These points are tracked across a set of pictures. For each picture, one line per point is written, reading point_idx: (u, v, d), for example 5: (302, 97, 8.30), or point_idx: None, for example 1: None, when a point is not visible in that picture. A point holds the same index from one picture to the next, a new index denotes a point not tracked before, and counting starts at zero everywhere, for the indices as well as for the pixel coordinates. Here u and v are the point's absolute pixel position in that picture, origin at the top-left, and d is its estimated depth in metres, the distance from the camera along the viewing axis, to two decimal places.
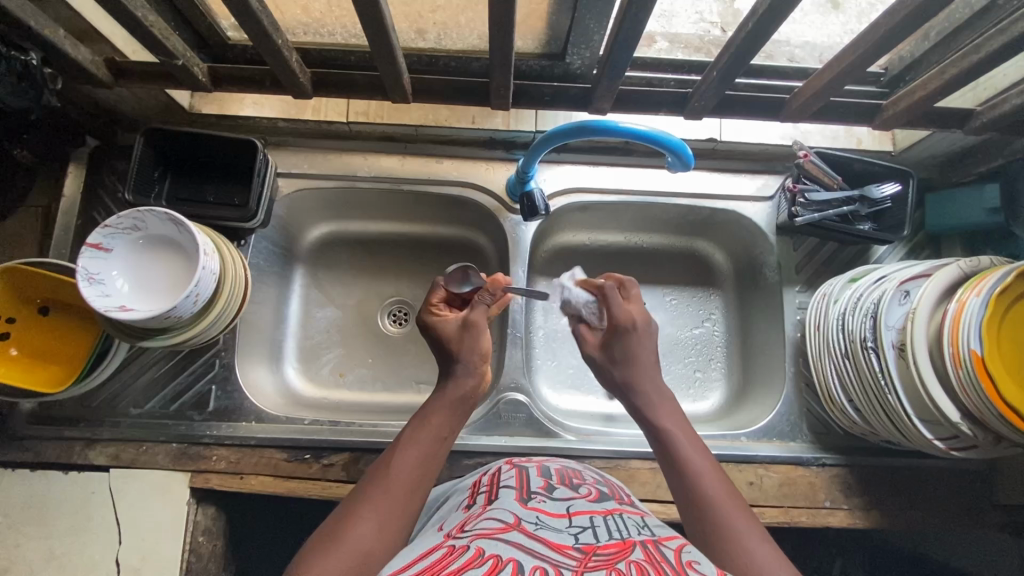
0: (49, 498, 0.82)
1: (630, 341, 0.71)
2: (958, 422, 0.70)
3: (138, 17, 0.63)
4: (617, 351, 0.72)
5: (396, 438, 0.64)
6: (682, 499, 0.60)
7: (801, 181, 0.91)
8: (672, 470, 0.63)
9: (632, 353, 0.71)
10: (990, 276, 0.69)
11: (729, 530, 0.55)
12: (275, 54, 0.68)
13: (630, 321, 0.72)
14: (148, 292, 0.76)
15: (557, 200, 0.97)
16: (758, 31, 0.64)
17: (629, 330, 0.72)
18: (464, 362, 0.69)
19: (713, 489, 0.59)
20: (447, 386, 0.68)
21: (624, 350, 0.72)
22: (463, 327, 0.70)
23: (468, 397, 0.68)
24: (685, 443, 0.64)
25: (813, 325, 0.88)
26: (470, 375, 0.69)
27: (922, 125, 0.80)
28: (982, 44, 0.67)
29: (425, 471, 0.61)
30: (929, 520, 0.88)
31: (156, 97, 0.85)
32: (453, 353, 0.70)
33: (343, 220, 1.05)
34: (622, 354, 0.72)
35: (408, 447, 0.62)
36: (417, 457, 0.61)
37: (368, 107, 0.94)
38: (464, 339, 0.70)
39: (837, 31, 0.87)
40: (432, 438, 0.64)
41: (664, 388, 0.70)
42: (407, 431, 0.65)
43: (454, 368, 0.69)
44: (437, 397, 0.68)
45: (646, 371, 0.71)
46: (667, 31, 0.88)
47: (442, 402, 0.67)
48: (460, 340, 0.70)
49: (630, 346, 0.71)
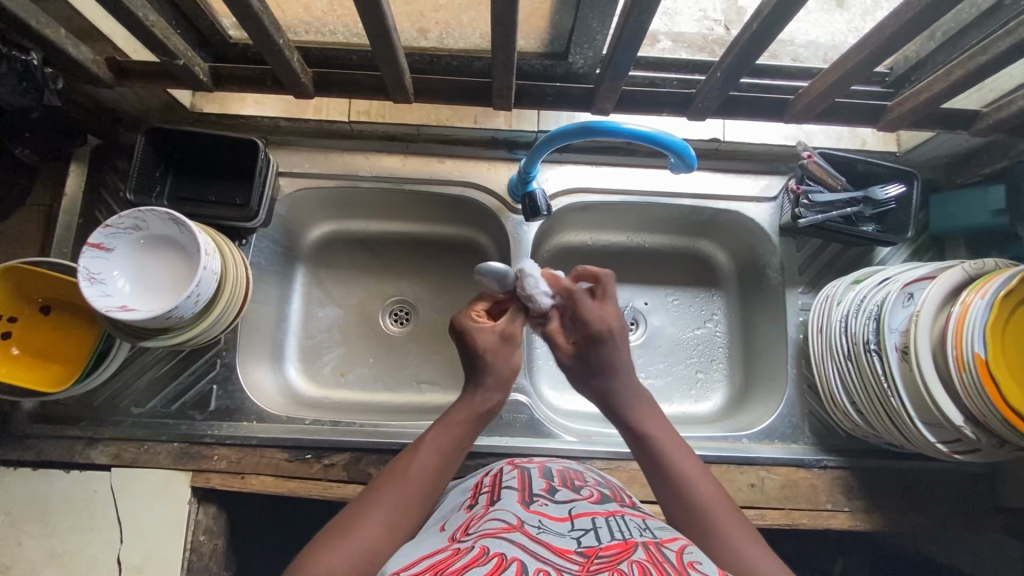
0: (51, 497, 0.83)
1: (608, 350, 0.65)
2: (961, 425, 0.69)
3: (140, 17, 0.63)
4: (594, 360, 0.65)
5: (413, 441, 0.64)
6: (674, 507, 0.60)
7: (804, 183, 0.90)
8: (662, 480, 0.61)
9: (611, 361, 0.65)
10: (994, 279, 0.68)
11: (723, 537, 0.56)
12: (277, 55, 0.68)
13: (607, 328, 0.65)
14: (152, 292, 0.76)
15: (558, 200, 0.97)
16: (763, 31, 0.64)
17: (606, 337, 0.65)
18: (496, 376, 0.66)
19: (704, 494, 0.59)
20: (475, 395, 0.65)
21: (602, 363, 0.65)
22: (501, 338, 0.66)
23: (491, 412, 0.66)
24: (668, 447, 0.63)
25: (817, 327, 0.88)
26: (494, 390, 0.65)
27: (928, 126, 0.79)
28: (989, 45, 0.66)
29: (438, 479, 0.61)
30: (930, 523, 0.88)
31: (158, 96, 0.85)
32: (485, 364, 0.65)
33: (345, 220, 1.04)
34: (598, 363, 0.65)
35: (424, 453, 0.61)
36: (431, 466, 0.61)
37: (369, 107, 0.93)
38: (502, 352, 0.66)
39: (841, 29, 0.87)
40: (450, 446, 0.63)
41: (641, 390, 0.67)
42: (426, 435, 0.64)
43: (482, 381, 0.66)
44: (460, 405, 0.65)
45: (623, 378, 0.66)
46: (669, 30, 0.88)
47: (466, 411, 0.65)
48: (496, 352, 0.66)
49: (609, 356, 0.65)
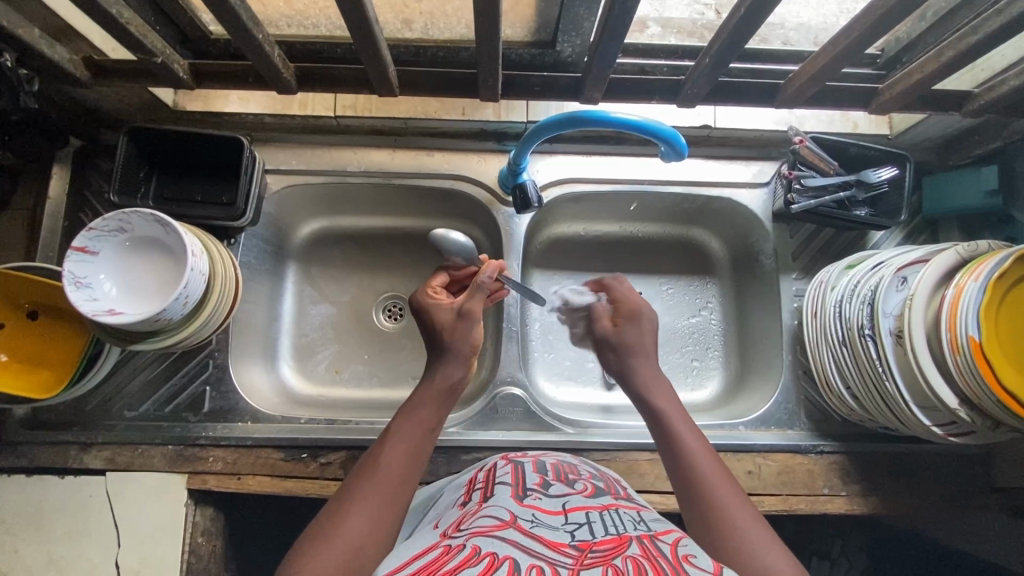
0: (48, 503, 0.82)
1: (641, 324, 0.73)
2: (956, 408, 0.69)
3: (115, 15, 0.62)
4: (631, 334, 0.72)
5: (382, 432, 0.63)
6: (681, 487, 0.60)
7: (797, 168, 0.89)
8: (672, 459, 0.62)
9: (642, 336, 0.72)
10: (989, 260, 0.68)
11: (725, 516, 0.56)
12: (256, 49, 0.66)
13: (637, 304, 0.75)
14: (136, 293, 0.75)
15: (550, 190, 0.96)
16: (751, 15, 0.63)
17: (639, 311, 0.74)
18: (453, 351, 0.67)
19: (711, 479, 0.59)
20: (434, 375, 0.66)
21: (625, 336, 0.72)
22: (458, 316, 0.68)
23: (457, 388, 0.67)
24: (679, 425, 0.64)
25: (811, 312, 0.87)
26: (453, 363, 0.67)
27: (919, 108, 0.79)
28: (980, 24, 0.65)
29: (416, 462, 0.61)
30: (926, 505, 0.88)
31: (139, 95, 0.84)
32: (443, 341, 0.67)
33: (335, 215, 1.03)
34: (635, 337, 0.71)
35: (395, 441, 0.61)
36: (405, 450, 0.61)
37: (355, 100, 0.91)
38: (459, 329, 0.67)
39: (833, 10, 0.85)
40: (420, 429, 0.63)
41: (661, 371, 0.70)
42: (392, 424, 0.64)
43: (443, 356, 0.67)
44: (424, 386, 0.66)
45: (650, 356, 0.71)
46: (659, 15, 0.86)
47: (432, 389, 0.65)
48: (453, 329, 0.68)
49: (643, 329, 0.72)
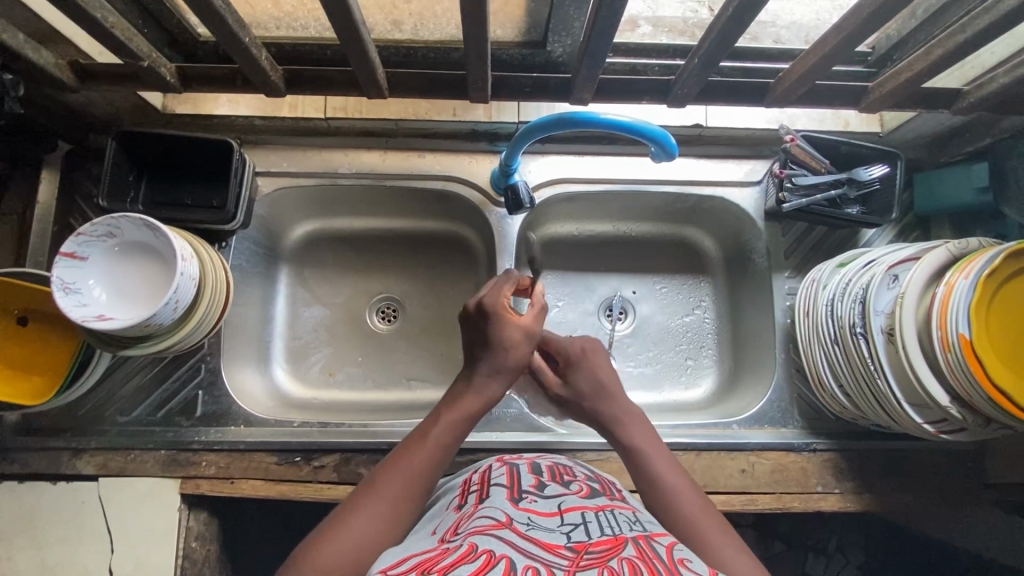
0: (39, 510, 0.82)
1: (586, 367, 0.74)
2: (947, 406, 0.69)
3: (98, 18, 0.61)
4: (587, 383, 0.72)
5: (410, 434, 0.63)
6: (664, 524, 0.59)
7: (788, 167, 0.89)
8: (652, 495, 0.61)
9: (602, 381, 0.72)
10: (979, 258, 0.68)
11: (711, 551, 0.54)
12: (243, 53, 0.66)
13: (577, 350, 0.75)
14: (127, 299, 0.74)
15: (542, 191, 0.96)
16: (740, 15, 0.62)
17: (580, 357, 0.75)
18: (495, 367, 0.65)
19: (692, 513, 0.58)
20: (473, 386, 0.65)
21: (580, 385, 0.72)
22: (527, 336, 0.67)
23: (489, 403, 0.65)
24: (657, 460, 0.64)
25: (803, 311, 0.88)
26: (494, 380, 0.65)
27: (910, 106, 0.79)
28: (968, 22, 0.65)
29: (435, 470, 0.60)
30: (919, 501, 0.88)
31: (128, 99, 0.83)
32: (503, 356, 0.65)
33: (327, 217, 1.03)
34: (590, 386, 0.72)
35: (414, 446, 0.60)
36: (422, 458, 0.59)
37: (345, 103, 0.91)
38: (523, 349, 0.66)
39: (825, 8, 0.86)
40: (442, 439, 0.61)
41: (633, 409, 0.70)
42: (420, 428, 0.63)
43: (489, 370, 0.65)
44: (460, 394, 0.65)
45: (611, 397, 0.71)
46: (652, 15, 0.86)
47: (468, 399, 0.64)
48: (519, 346, 0.66)
49: (596, 372, 0.73)
